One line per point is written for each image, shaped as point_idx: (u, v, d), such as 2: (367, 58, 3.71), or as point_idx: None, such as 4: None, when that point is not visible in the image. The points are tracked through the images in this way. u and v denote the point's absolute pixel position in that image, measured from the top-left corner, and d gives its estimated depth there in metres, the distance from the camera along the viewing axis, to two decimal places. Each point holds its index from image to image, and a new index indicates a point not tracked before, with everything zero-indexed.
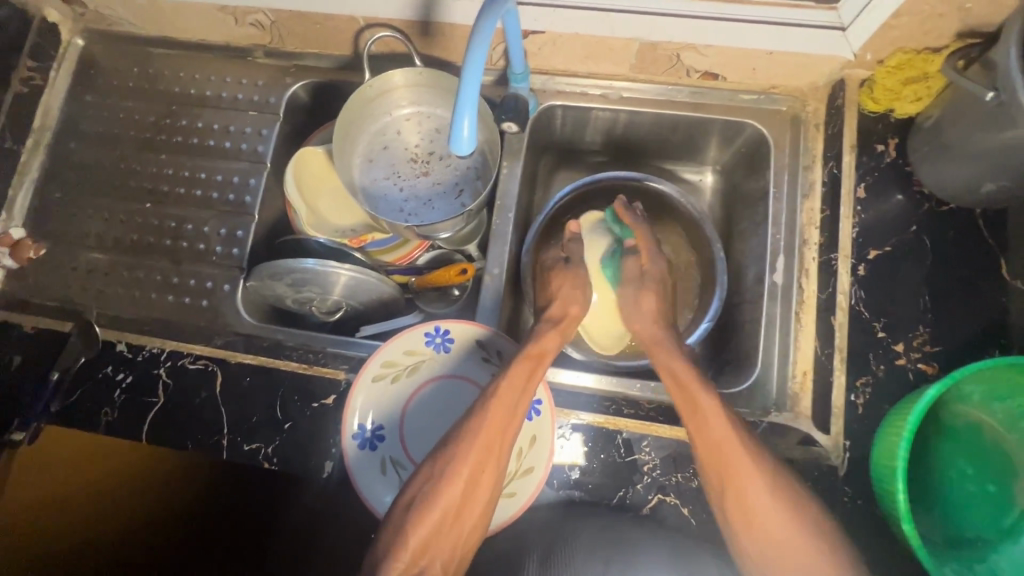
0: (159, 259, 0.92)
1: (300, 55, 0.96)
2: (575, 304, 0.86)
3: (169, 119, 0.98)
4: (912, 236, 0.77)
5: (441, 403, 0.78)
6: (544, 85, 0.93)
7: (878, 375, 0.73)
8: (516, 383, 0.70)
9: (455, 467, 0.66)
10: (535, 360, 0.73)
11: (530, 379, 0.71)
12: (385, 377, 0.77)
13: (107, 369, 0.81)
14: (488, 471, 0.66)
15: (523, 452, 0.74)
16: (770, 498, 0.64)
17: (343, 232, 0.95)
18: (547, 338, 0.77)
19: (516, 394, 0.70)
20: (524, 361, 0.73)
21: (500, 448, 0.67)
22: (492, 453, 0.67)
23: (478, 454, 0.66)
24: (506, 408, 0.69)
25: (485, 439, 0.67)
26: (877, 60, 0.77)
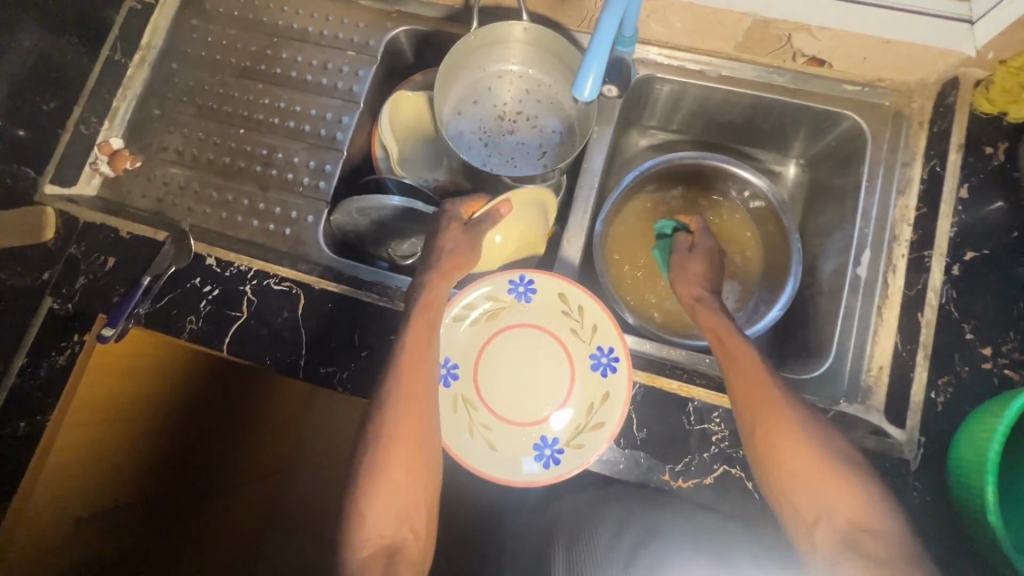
0: (247, 184, 0.95)
1: (404, 1, 0.98)
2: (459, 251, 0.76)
3: (269, 50, 1.00)
4: (1012, 242, 0.76)
5: (518, 350, 0.79)
6: (643, 55, 0.93)
7: (962, 376, 0.72)
8: (420, 332, 0.70)
9: (385, 442, 0.64)
10: (428, 310, 0.72)
11: (429, 331, 0.70)
12: (466, 319, 0.79)
13: (195, 280, 0.84)
14: (416, 427, 0.65)
15: (596, 408, 0.75)
16: (806, 487, 0.60)
17: (427, 180, 0.98)
18: (437, 285, 0.74)
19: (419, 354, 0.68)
20: (419, 313, 0.71)
21: (421, 400, 0.67)
22: (423, 402, 0.67)
23: (404, 410, 0.65)
24: (417, 355, 0.68)
25: (405, 394, 0.66)
26: (1000, 59, 0.76)
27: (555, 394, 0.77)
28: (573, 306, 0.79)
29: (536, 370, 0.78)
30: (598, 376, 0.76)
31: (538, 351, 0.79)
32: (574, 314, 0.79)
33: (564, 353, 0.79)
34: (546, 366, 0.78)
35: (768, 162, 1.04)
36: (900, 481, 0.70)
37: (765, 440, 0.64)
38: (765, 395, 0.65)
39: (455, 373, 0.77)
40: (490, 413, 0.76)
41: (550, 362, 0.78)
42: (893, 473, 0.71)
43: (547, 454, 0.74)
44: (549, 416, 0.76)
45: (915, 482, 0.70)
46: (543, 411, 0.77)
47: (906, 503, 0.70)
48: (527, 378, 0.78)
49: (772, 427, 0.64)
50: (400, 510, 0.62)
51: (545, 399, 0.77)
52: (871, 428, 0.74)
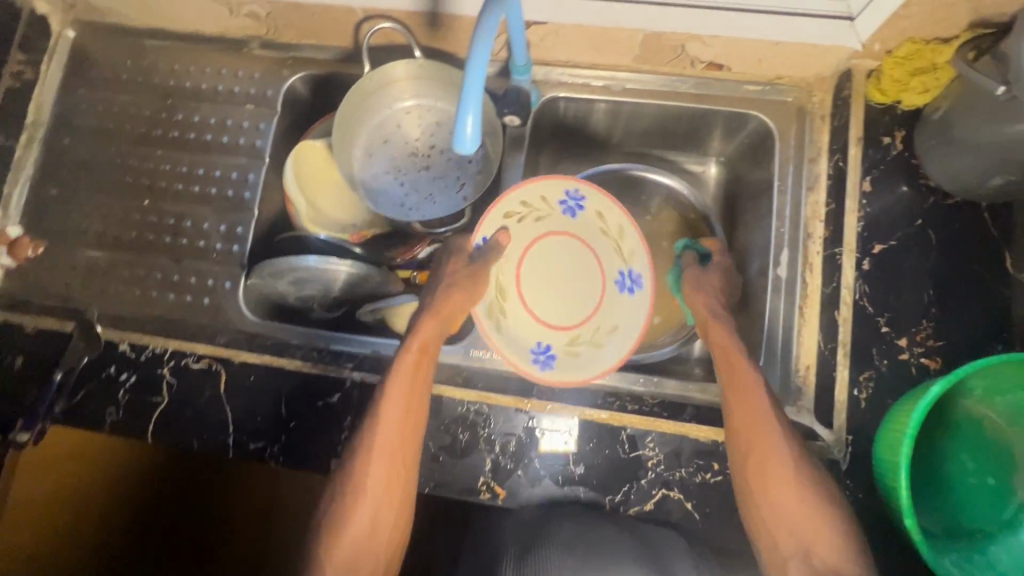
0: (158, 257, 0.92)
1: (296, 47, 0.95)
2: (459, 292, 0.75)
3: (164, 113, 0.97)
4: (918, 230, 0.76)
5: (544, 282, 0.84)
6: (546, 76, 0.91)
7: (881, 370, 0.73)
8: (405, 380, 0.68)
9: (365, 469, 0.65)
10: (417, 356, 0.70)
11: (417, 378, 0.69)
12: (496, 325, 0.80)
13: (110, 369, 0.81)
14: (395, 476, 0.66)
15: (607, 216, 0.85)
16: (802, 512, 0.63)
17: (344, 228, 0.94)
18: (426, 327, 0.72)
19: (409, 389, 0.68)
20: (405, 359, 0.69)
21: (401, 448, 0.66)
22: (404, 441, 0.67)
23: (382, 459, 0.66)
24: (407, 402, 0.68)
25: (386, 445, 0.66)
26: (885, 50, 0.76)
27: (576, 243, 0.85)
28: (522, 198, 0.83)
29: (557, 269, 0.84)
30: (623, 292, 0.83)
31: (540, 270, 0.84)
32: (534, 210, 0.84)
33: (549, 226, 0.85)
34: (556, 248, 0.85)
35: (685, 163, 1.01)
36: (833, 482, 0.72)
37: (762, 486, 0.65)
38: (767, 442, 0.66)
39: (550, 350, 0.81)
40: (590, 322, 0.82)
41: (555, 235, 0.84)
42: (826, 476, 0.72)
43: (627, 283, 0.84)
44: (596, 262, 0.85)
45: (846, 481, 0.72)
46: (568, 265, 0.84)
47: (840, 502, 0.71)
48: (559, 284, 0.84)
49: (765, 465, 0.65)
50: (367, 565, 0.63)
51: (569, 275, 0.84)
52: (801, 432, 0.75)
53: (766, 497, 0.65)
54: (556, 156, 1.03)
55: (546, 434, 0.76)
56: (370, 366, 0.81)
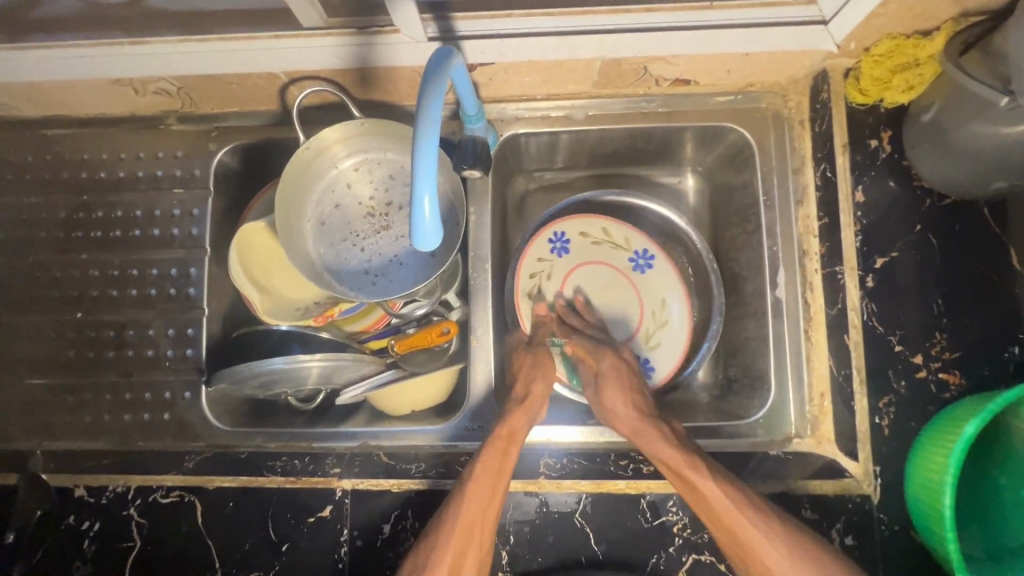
0: (103, 375, 0.82)
1: (219, 116, 0.84)
2: (538, 381, 0.75)
3: (83, 212, 0.86)
4: (918, 237, 0.72)
5: (603, 304, 0.87)
6: (501, 114, 0.84)
7: (901, 393, 0.69)
8: (491, 466, 0.67)
9: (438, 555, 0.64)
10: (505, 444, 0.69)
11: (502, 468, 0.68)
12: (590, 381, 0.84)
13: (69, 519, 0.73)
14: (473, 554, 0.65)
15: (589, 231, 0.87)
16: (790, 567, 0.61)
17: (306, 310, 0.84)
18: (513, 415, 0.72)
19: (491, 478, 0.67)
20: (494, 447, 0.69)
21: (482, 528, 0.65)
22: (482, 526, 0.65)
23: (461, 539, 0.65)
24: (488, 490, 0.66)
25: (466, 524, 0.65)
26: (862, 48, 0.70)
27: (596, 267, 0.87)
28: (535, 261, 0.87)
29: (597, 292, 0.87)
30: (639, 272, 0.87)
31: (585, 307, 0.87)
32: (546, 267, 0.87)
33: (564, 267, 0.87)
34: (585, 280, 0.87)
35: (661, 176, 0.95)
36: (867, 518, 0.68)
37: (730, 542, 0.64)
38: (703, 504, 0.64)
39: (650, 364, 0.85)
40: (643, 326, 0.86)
41: (575, 270, 0.87)
42: (858, 513, 0.68)
43: (640, 263, 0.87)
44: (621, 275, 0.87)
45: (880, 516, 0.68)
46: (601, 280, 0.87)
47: (878, 540, 0.67)
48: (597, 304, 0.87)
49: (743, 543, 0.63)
50: None
51: (602, 292, 0.87)
52: (827, 467, 0.71)
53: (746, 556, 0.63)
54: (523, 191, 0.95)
55: (561, 515, 0.71)
56: (358, 468, 0.74)
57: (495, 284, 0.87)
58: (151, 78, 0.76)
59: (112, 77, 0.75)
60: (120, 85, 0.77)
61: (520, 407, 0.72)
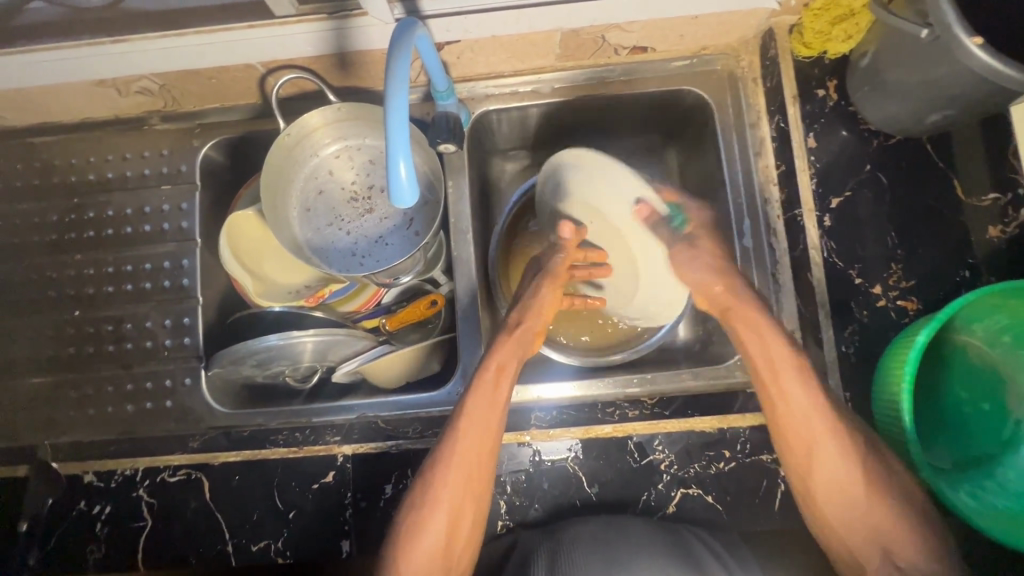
0: (104, 369, 0.84)
1: (202, 112, 0.88)
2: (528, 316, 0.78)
3: (74, 214, 0.89)
4: (868, 175, 0.77)
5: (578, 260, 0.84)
6: (471, 92, 0.88)
7: (863, 322, 0.74)
8: (484, 404, 0.69)
9: (439, 487, 0.67)
10: (495, 380, 0.71)
11: (494, 402, 0.70)
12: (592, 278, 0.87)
13: (81, 504, 0.75)
14: (469, 491, 0.68)
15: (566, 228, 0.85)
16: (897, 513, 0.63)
17: (298, 292, 0.88)
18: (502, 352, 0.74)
19: (483, 414, 0.69)
20: (484, 382, 0.71)
21: (477, 464, 0.68)
22: (480, 455, 0.68)
23: (457, 479, 0.67)
24: (478, 426, 0.69)
25: (461, 463, 0.67)
26: (802, 4, 0.75)
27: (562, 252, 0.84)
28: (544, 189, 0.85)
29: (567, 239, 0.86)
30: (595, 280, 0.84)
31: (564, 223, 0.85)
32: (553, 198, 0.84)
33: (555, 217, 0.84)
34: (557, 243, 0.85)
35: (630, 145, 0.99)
36: None
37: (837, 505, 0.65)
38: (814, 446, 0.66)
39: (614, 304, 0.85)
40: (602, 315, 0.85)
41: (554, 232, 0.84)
42: None
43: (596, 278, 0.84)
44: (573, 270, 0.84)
45: None
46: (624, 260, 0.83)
47: None
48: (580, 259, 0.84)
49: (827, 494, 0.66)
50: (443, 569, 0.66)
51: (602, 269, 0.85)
52: None
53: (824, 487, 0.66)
54: (498, 168, 0.99)
55: (553, 463, 0.74)
56: (358, 435, 0.77)
57: (478, 255, 0.90)
58: (133, 77, 0.79)
59: (96, 78, 0.78)
60: (104, 86, 0.81)
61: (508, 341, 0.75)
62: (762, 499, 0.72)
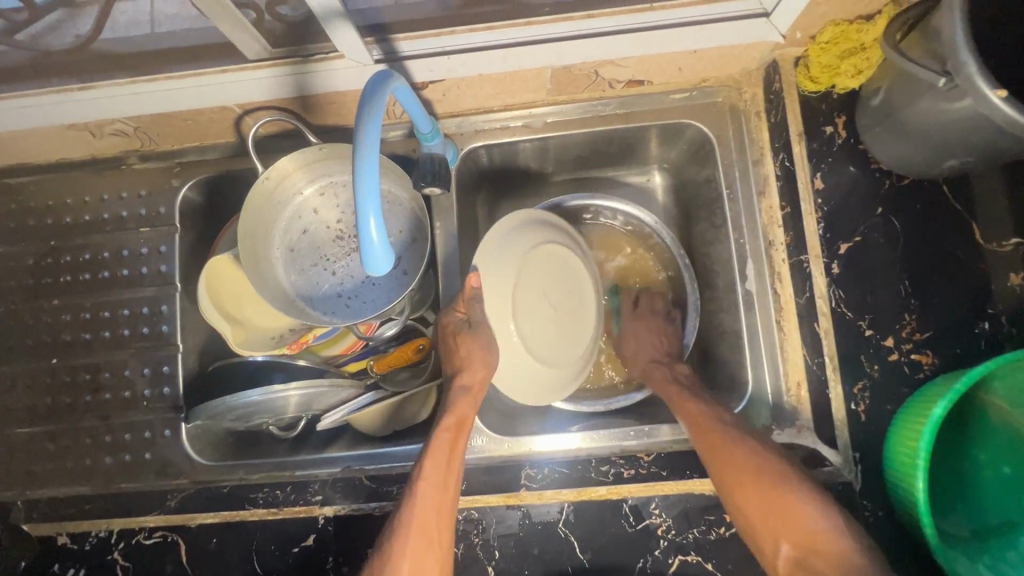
0: (82, 419, 0.82)
1: (181, 152, 0.85)
2: (480, 368, 0.74)
3: (51, 257, 0.86)
4: (880, 219, 0.72)
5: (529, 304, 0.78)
6: (459, 128, 0.84)
7: (875, 377, 0.69)
8: (441, 460, 0.68)
9: (396, 563, 0.63)
10: (453, 435, 0.70)
11: (452, 456, 0.68)
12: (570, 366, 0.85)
13: (55, 567, 0.73)
14: (430, 553, 0.64)
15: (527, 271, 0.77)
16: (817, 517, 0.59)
17: (282, 338, 0.85)
18: (458, 404, 0.72)
19: (440, 473, 0.67)
20: (442, 438, 0.69)
21: (436, 529, 0.64)
22: (438, 518, 0.65)
23: (416, 548, 0.63)
24: (437, 489, 0.66)
25: (421, 525, 0.64)
26: (809, 36, 0.70)
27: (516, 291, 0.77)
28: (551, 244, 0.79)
29: (538, 285, 0.78)
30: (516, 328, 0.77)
31: (541, 267, 0.78)
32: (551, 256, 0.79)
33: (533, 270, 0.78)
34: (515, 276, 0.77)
35: (629, 177, 0.95)
36: (851, 506, 0.68)
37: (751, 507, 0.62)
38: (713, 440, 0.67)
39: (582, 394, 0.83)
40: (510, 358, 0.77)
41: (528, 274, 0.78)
42: (842, 502, 0.68)
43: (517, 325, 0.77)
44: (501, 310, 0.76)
45: (865, 504, 0.68)
46: (563, 351, 0.79)
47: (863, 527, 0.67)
48: (540, 307, 0.78)
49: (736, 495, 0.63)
50: None
51: (546, 326, 0.78)
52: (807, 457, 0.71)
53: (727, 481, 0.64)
54: (490, 202, 0.95)
55: (544, 526, 0.70)
56: (341, 493, 0.74)
57: None
58: (105, 120, 0.76)
59: (67, 122, 0.75)
60: (76, 129, 0.78)
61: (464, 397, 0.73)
62: (766, 567, 0.68)
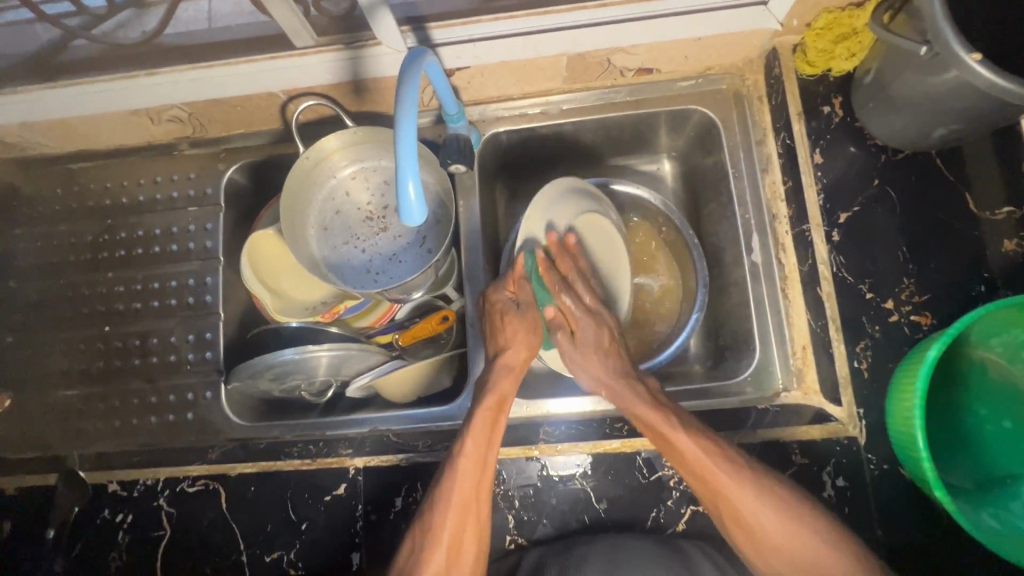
0: (131, 381, 0.88)
1: (227, 138, 0.93)
2: (524, 348, 0.78)
3: (107, 235, 0.94)
4: (877, 190, 0.77)
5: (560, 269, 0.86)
6: (482, 115, 0.91)
7: (876, 337, 0.73)
8: (482, 436, 0.70)
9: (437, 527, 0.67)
10: (495, 412, 0.72)
11: (492, 433, 0.71)
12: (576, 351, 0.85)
13: (105, 513, 0.78)
14: (469, 523, 0.67)
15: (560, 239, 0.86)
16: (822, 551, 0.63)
17: (315, 308, 0.92)
18: (501, 382, 0.75)
19: (483, 447, 0.69)
20: (484, 415, 0.72)
21: (475, 499, 0.68)
22: (477, 489, 0.68)
23: (456, 515, 0.67)
24: (477, 462, 0.69)
25: (460, 498, 0.67)
26: (804, 24, 0.77)
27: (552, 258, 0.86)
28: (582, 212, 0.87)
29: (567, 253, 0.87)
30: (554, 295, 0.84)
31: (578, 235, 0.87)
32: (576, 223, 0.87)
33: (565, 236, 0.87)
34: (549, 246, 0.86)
35: (639, 164, 1.01)
36: (856, 459, 0.71)
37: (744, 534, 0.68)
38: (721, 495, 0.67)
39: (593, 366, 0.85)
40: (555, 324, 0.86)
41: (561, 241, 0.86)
42: (847, 455, 0.71)
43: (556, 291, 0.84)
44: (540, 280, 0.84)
45: (869, 456, 0.71)
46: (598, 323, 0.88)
47: (868, 479, 0.70)
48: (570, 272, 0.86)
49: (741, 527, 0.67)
50: None
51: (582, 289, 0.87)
52: (812, 414, 0.74)
53: (720, 505, 0.67)
54: (508, 187, 1.02)
55: (561, 477, 0.74)
56: (370, 448, 0.78)
57: (488, 272, 0.92)
58: (164, 107, 0.84)
59: (131, 108, 0.84)
60: (138, 116, 0.86)
61: (506, 374, 0.76)
62: None
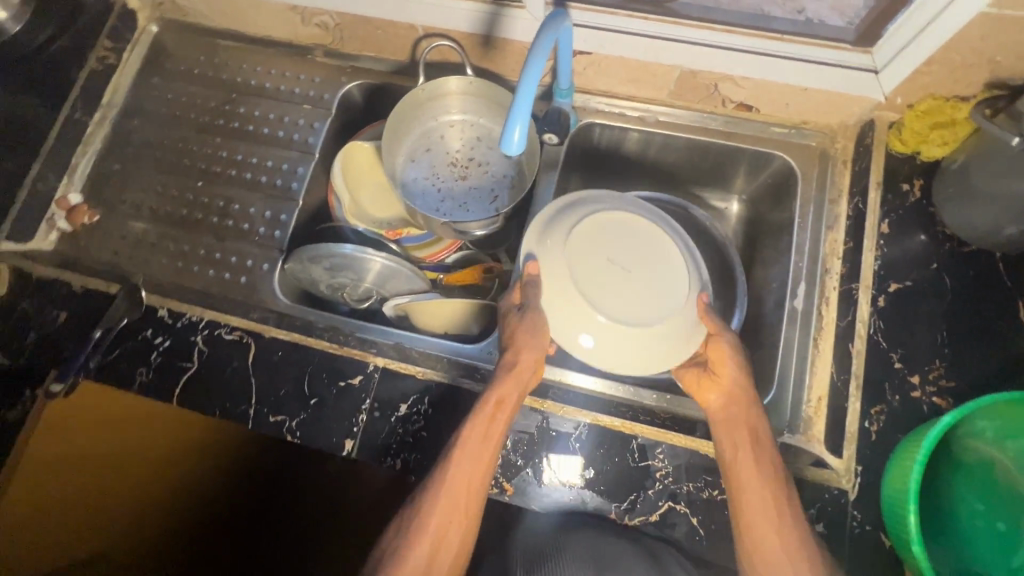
0: (203, 234, 0.96)
1: (358, 57, 1.03)
2: (525, 350, 0.73)
3: (228, 106, 1.05)
4: (933, 273, 0.80)
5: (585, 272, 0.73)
6: (584, 104, 0.98)
7: (892, 405, 0.75)
8: (475, 435, 0.69)
9: (423, 522, 0.66)
10: (492, 413, 0.71)
11: (487, 435, 0.70)
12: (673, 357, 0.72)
13: (148, 332, 0.86)
14: (456, 522, 0.67)
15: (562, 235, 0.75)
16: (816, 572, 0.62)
17: (382, 224, 1.00)
18: (500, 384, 0.72)
19: (476, 447, 0.69)
20: (482, 414, 0.71)
21: (467, 496, 0.67)
22: (465, 486, 0.67)
23: (443, 512, 0.66)
24: (468, 461, 0.68)
25: (448, 497, 0.67)
26: (907, 104, 0.81)
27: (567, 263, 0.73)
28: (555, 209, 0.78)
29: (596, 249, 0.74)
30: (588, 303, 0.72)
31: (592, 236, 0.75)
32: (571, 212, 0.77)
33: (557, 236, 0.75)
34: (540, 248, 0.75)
35: (713, 200, 1.05)
36: (841, 512, 0.72)
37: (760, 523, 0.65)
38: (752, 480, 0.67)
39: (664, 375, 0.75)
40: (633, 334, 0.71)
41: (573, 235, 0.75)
42: (832, 504, 0.73)
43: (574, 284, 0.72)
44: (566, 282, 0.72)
45: (854, 513, 0.72)
46: (647, 304, 0.72)
47: (847, 533, 0.71)
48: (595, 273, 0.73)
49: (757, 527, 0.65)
50: None
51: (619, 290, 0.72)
52: (811, 459, 0.76)
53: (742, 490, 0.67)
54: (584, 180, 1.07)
55: (557, 434, 0.78)
56: (393, 352, 0.84)
57: None
58: (319, 10, 0.95)
59: (292, 3, 0.95)
60: (294, 13, 0.97)
61: (509, 379, 0.73)
62: None
